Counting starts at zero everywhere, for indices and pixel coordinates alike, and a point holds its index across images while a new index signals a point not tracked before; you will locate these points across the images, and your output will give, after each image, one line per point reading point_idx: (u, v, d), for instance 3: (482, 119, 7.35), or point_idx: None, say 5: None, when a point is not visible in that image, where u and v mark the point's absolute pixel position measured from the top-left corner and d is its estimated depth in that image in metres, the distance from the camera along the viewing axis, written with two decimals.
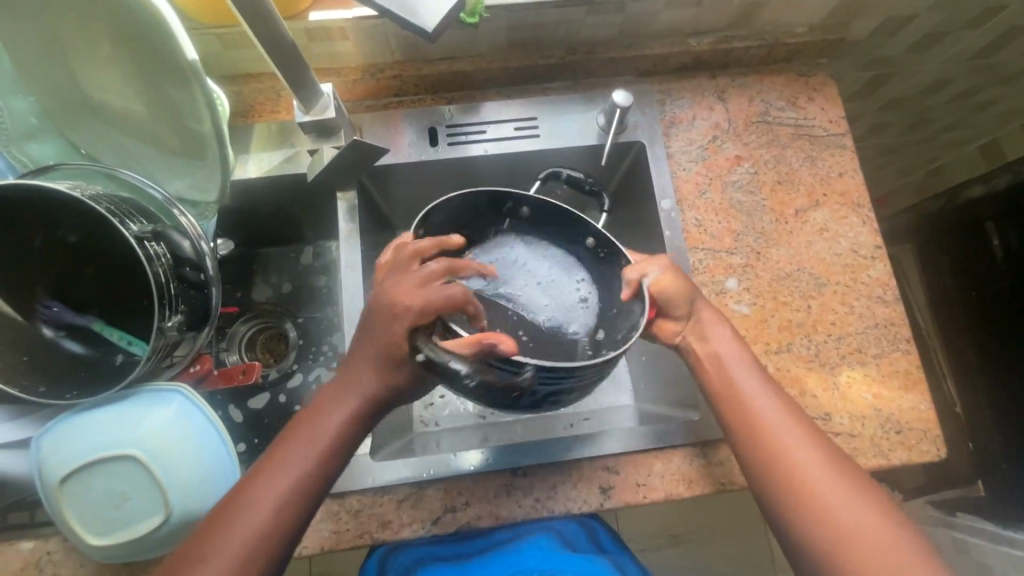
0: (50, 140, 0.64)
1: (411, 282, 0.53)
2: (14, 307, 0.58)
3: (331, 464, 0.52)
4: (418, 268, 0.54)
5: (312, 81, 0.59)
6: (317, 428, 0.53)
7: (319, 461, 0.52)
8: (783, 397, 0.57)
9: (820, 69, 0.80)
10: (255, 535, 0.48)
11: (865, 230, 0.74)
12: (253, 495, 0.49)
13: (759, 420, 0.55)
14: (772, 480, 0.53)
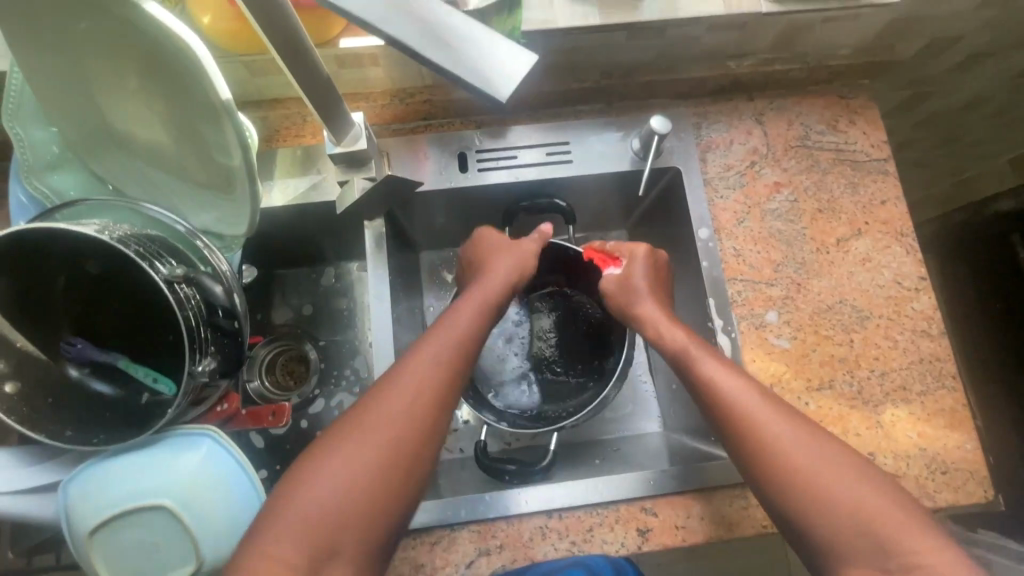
0: (72, 170, 0.61)
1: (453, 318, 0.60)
2: (38, 346, 0.56)
3: (433, 397, 0.54)
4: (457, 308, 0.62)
5: (344, 112, 0.56)
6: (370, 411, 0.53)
7: (377, 445, 0.51)
8: (746, 376, 0.56)
9: (862, 91, 0.77)
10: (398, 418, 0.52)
11: (909, 260, 0.72)
12: (313, 486, 0.49)
13: (728, 398, 0.54)
14: (754, 453, 0.52)
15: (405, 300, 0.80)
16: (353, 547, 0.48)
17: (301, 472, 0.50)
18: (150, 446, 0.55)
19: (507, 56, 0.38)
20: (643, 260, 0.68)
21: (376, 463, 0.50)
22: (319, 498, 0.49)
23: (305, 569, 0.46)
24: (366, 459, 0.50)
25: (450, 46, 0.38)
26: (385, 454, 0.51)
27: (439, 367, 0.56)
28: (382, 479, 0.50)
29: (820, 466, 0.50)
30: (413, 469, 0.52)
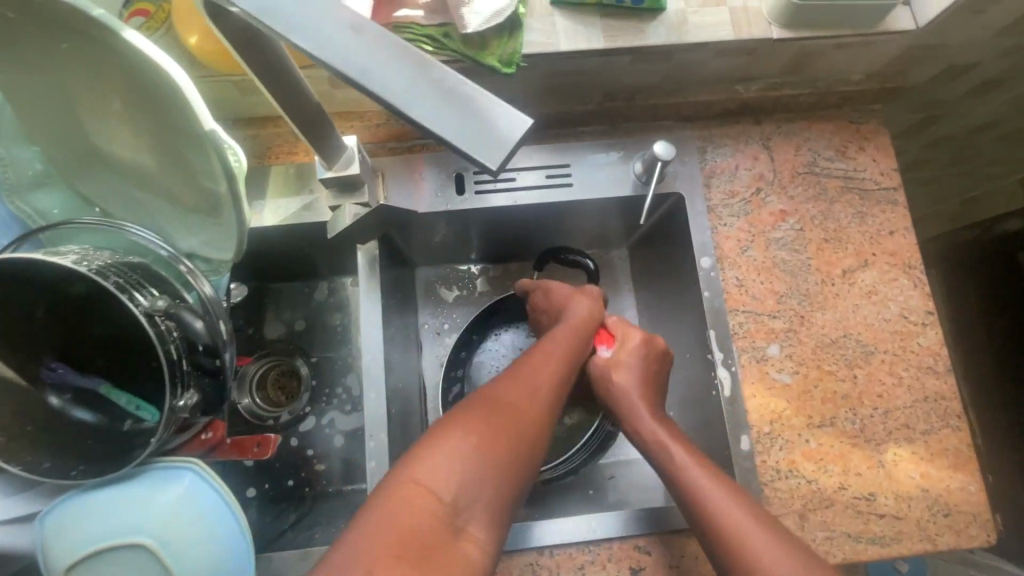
0: (52, 192, 0.59)
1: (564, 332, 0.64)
2: (17, 371, 0.55)
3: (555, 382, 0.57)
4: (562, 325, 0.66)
5: (334, 136, 0.54)
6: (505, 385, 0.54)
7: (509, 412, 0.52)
8: (708, 464, 0.57)
9: (873, 116, 0.75)
10: (530, 395, 0.54)
11: (916, 293, 0.70)
12: (452, 438, 0.49)
13: (687, 490, 0.55)
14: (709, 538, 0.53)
15: (399, 321, 0.78)
16: (480, 518, 0.46)
17: (440, 431, 0.50)
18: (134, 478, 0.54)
19: (501, 119, 0.33)
20: (640, 349, 0.66)
21: (513, 423, 0.51)
22: (457, 446, 0.48)
23: (446, 514, 0.45)
24: (504, 427, 0.50)
25: (439, 105, 0.33)
26: (519, 429, 0.51)
27: (558, 362, 0.59)
28: (515, 450, 0.50)
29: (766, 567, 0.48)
30: (539, 452, 0.52)
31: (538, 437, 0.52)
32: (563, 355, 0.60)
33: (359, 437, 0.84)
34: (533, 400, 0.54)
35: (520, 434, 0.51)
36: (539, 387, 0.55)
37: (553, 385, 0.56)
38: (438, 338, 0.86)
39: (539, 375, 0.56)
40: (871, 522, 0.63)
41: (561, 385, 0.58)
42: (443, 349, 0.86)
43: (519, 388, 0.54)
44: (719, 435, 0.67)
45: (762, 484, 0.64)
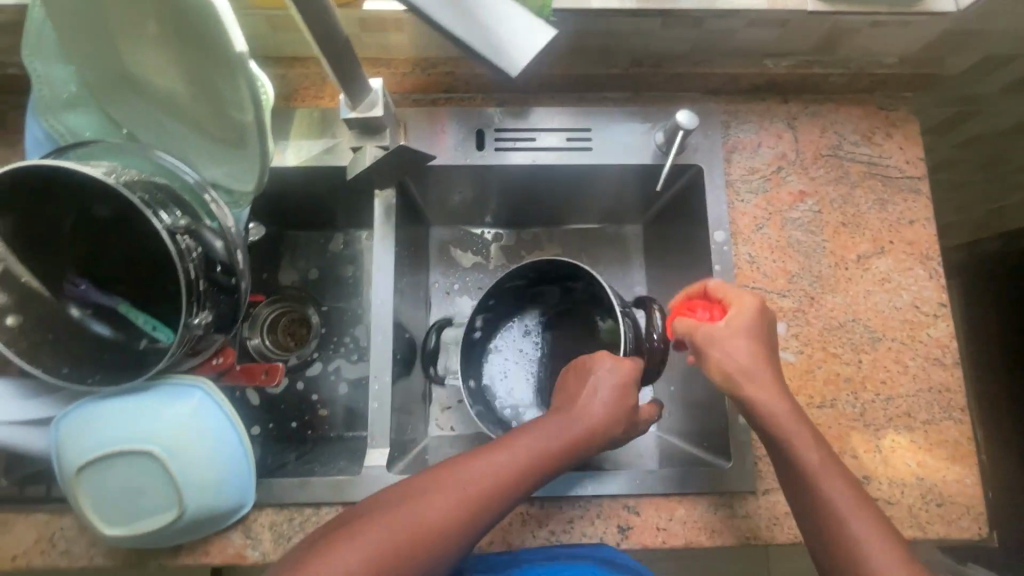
0: (85, 113, 0.61)
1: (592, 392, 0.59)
2: (42, 282, 0.57)
3: (498, 501, 0.52)
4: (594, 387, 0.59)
5: (361, 78, 0.55)
6: (430, 490, 0.51)
7: (418, 534, 0.48)
8: (814, 432, 0.54)
9: (904, 103, 0.74)
10: (461, 511, 0.50)
11: (931, 284, 0.69)
12: (339, 556, 0.46)
13: (796, 464, 0.53)
14: (809, 511, 0.52)
15: (410, 275, 0.79)
16: None
17: (344, 539, 0.48)
18: (129, 393, 0.55)
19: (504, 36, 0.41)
20: (755, 315, 0.57)
21: (412, 544, 0.48)
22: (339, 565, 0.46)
23: None
24: (409, 544, 0.48)
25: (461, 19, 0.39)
26: (427, 549, 0.48)
27: (513, 474, 0.53)
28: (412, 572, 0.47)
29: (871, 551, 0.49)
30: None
31: (446, 559, 0.49)
32: (528, 469, 0.54)
33: (363, 386, 0.86)
34: (462, 518, 0.50)
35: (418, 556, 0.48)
36: (476, 503, 0.51)
37: (495, 502, 0.52)
38: (447, 297, 0.87)
39: (484, 488, 0.51)
40: None
41: (507, 501, 0.52)
42: (451, 308, 0.87)
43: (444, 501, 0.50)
44: (718, 407, 0.68)
45: (756, 458, 0.65)
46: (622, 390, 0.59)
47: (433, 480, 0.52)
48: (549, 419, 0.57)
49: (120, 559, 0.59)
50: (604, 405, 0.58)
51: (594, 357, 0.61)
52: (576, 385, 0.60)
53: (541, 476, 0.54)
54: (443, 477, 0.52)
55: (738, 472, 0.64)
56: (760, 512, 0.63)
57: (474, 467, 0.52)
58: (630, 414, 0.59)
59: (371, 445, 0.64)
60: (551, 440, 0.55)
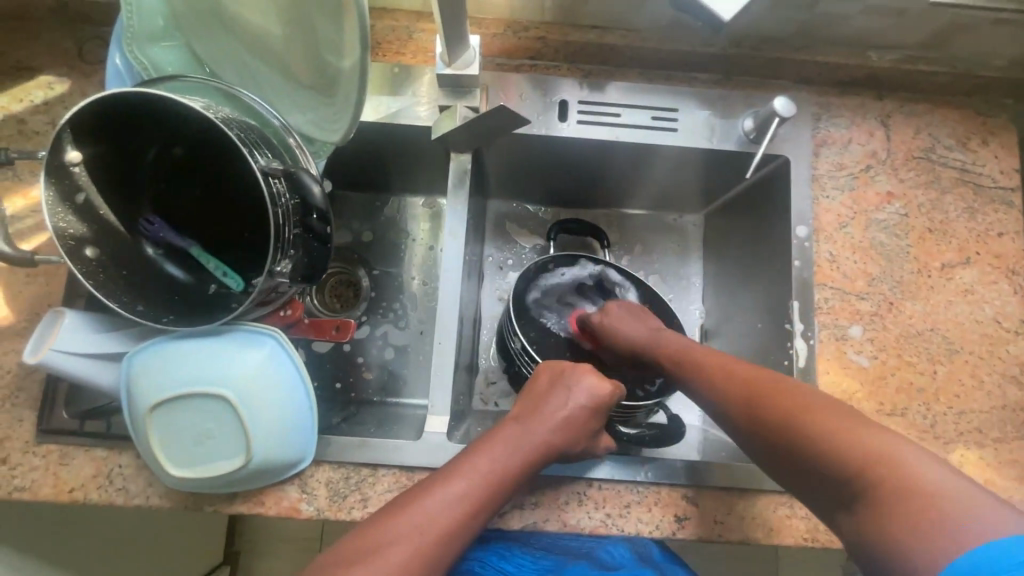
0: (173, 47, 0.59)
1: (557, 404, 0.58)
2: (119, 218, 0.56)
3: (463, 531, 0.49)
4: (567, 399, 0.58)
5: (463, 33, 0.54)
6: (383, 534, 0.46)
7: None
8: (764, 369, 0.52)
9: (1003, 111, 0.71)
10: (424, 554, 0.46)
11: (1015, 300, 0.67)
12: None
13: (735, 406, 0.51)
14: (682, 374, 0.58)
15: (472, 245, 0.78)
16: None
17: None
18: (203, 337, 0.55)
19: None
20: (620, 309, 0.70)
21: None
22: None
23: None
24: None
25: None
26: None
27: (477, 497, 0.50)
28: None
29: (731, 368, 0.53)
30: None
31: None
32: (490, 491, 0.51)
33: (409, 353, 0.85)
34: (426, 562, 0.46)
35: None
36: (439, 543, 0.47)
37: (456, 534, 0.48)
38: (501, 272, 0.85)
39: (445, 520, 0.48)
40: None
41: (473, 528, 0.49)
42: (503, 283, 0.85)
43: (406, 545, 0.46)
44: None
45: None
46: (590, 410, 0.58)
47: (388, 519, 0.48)
48: (498, 436, 0.55)
49: (175, 501, 0.59)
50: (567, 422, 0.57)
51: (575, 372, 0.61)
52: (548, 390, 0.60)
53: (506, 491, 0.52)
54: (398, 511, 0.48)
55: None
56: (820, 515, 0.62)
57: (427, 504, 0.48)
58: (592, 434, 0.59)
59: (431, 411, 0.63)
60: (507, 455, 0.53)
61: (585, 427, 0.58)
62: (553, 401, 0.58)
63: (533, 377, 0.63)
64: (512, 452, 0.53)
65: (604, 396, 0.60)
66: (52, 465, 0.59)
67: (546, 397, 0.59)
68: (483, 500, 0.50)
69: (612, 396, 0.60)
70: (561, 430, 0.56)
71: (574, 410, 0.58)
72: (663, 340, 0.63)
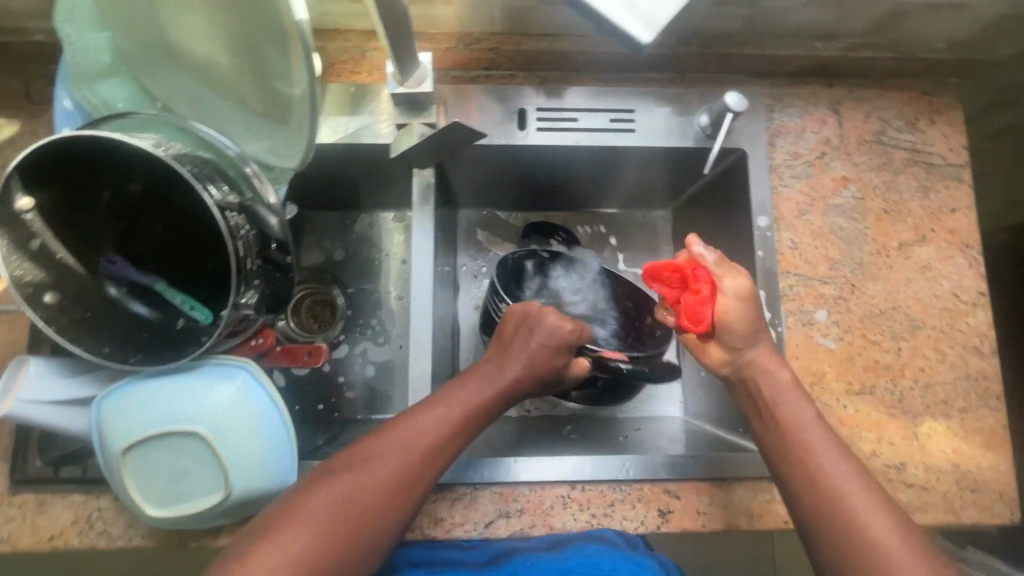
0: (120, 82, 0.58)
1: (523, 341, 0.61)
2: (77, 261, 0.55)
3: (435, 458, 0.53)
4: (533, 332, 0.61)
5: (412, 52, 0.54)
6: (362, 454, 0.51)
7: (365, 498, 0.49)
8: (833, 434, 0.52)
9: (948, 89, 0.73)
10: (406, 476, 0.51)
11: (971, 273, 0.69)
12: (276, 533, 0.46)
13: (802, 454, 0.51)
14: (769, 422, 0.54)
15: (443, 257, 0.78)
16: None
17: (290, 511, 0.48)
18: (174, 373, 0.55)
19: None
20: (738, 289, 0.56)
21: (358, 507, 0.49)
22: (280, 537, 0.46)
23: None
24: (361, 514, 0.49)
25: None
26: (377, 516, 0.49)
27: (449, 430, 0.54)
28: (360, 533, 0.48)
29: (818, 448, 0.51)
30: (389, 531, 0.50)
31: (394, 516, 0.50)
32: (466, 423, 0.56)
33: (390, 368, 0.85)
34: (408, 480, 0.51)
35: (360, 517, 0.49)
36: (421, 466, 0.52)
37: (429, 460, 0.53)
38: (476, 280, 0.86)
39: (419, 447, 0.53)
40: (899, 490, 0.64)
41: (446, 458, 0.54)
42: (478, 291, 0.85)
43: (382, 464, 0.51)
44: None
45: None
46: (552, 348, 0.62)
47: (367, 445, 0.52)
48: (473, 372, 0.59)
49: (159, 540, 0.58)
50: (531, 359, 0.61)
51: (538, 312, 0.63)
52: (514, 333, 0.62)
53: (475, 428, 0.57)
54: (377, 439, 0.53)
55: None
56: None
57: (408, 428, 0.53)
58: (559, 369, 0.63)
59: None
60: (482, 389, 0.58)
61: (548, 364, 0.61)
62: (519, 334, 0.62)
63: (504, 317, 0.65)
64: (482, 390, 0.58)
65: (568, 333, 0.63)
66: (29, 514, 0.58)
67: (514, 335, 0.62)
68: (457, 436, 0.55)
69: (574, 336, 0.63)
70: (530, 363, 0.60)
71: (540, 349, 0.61)
72: (762, 365, 0.56)
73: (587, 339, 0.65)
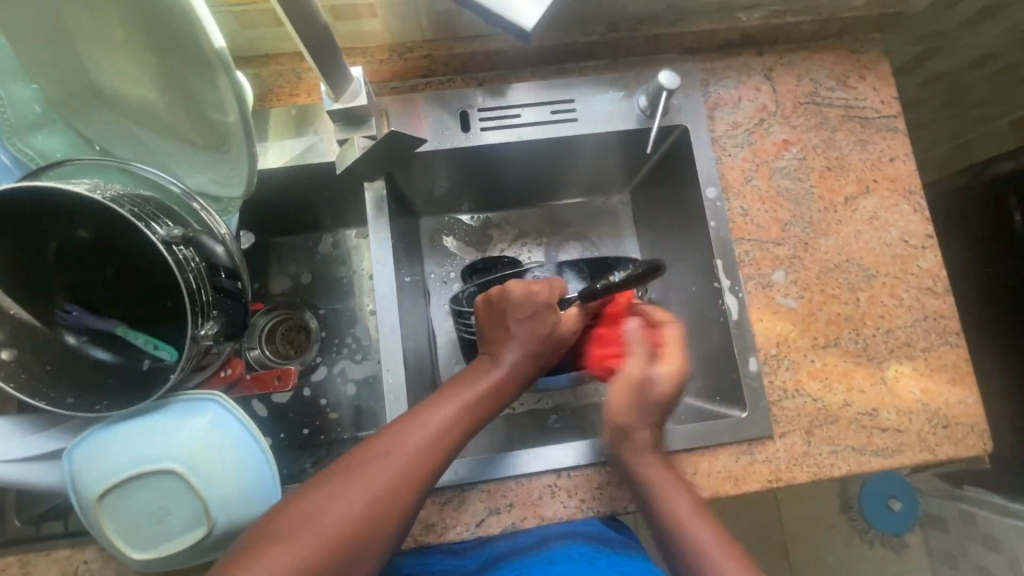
0: (58, 132, 0.58)
1: (498, 323, 0.61)
2: (33, 315, 0.55)
3: (432, 462, 0.53)
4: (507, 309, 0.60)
5: (342, 67, 0.56)
6: (361, 463, 0.51)
7: (366, 508, 0.49)
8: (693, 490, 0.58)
9: (872, 45, 0.76)
10: (388, 495, 0.50)
11: (916, 217, 0.71)
12: (276, 552, 0.46)
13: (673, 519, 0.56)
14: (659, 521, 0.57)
15: (407, 268, 0.78)
16: None
17: (290, 531, 0.47)
18: (142, 414, 0.54)
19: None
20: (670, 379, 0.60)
21: (358, 518, 0.49)
22: (282, 555, 0.45)
23: None
24: (341, 535, 0.48)
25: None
26: (372, 530, 0.49)
27: (445, 432, 0.55)
28: (360, 546, 0.48)
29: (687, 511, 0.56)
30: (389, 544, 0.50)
31: (393, 526, 0.50)
32: (452, 434, 0.55)
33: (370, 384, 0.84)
34: (403, 490, 0.51)
35: (360, 529, 0.48)
36: (404, 481, 0.51)
37: (427, 466, 0.53)
38: (445, 286, 0.86)
39: (417, 454, 0.53)
40: (875, 435, 0.66)
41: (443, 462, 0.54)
42: (449, 296, 0.86)
43: (382, 472, 0.51)
44: (726, 358, 0.70)
45: (770, 404, 0.66)
46: (529, 315, 0.60)
47: (366, 455, 0.52)
48: (460, 380, 0.59)
49: None
50: (518, 342, 0.60)
51: (500, 291, 0.61)
52: (496, 326, 0.61)
53: (469, 428, 0.57)
54: (376, 449, 0.53)
55: (756, 419, 0.65)
56: (780, 456, 0.65)
57: (405, 435, 0.54)
58: (548, 344, 0.61)
59: None
60: (468, 397, 0.57)
61: (534, 334, 0.60)
62: (490, 313, 0.62)
63: (475, 311, 0.64)
64: (476, 391, 0.58)
65: (538, 295, 0.60)
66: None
67: (490, 319, 0.62)
68: (452, 437, 0.55)
69: (541, 291, 0.61)
70: (513, 341, 0.60)
71: (517, 329, 0.60)
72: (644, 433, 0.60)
73: (563, 290, 0.62)
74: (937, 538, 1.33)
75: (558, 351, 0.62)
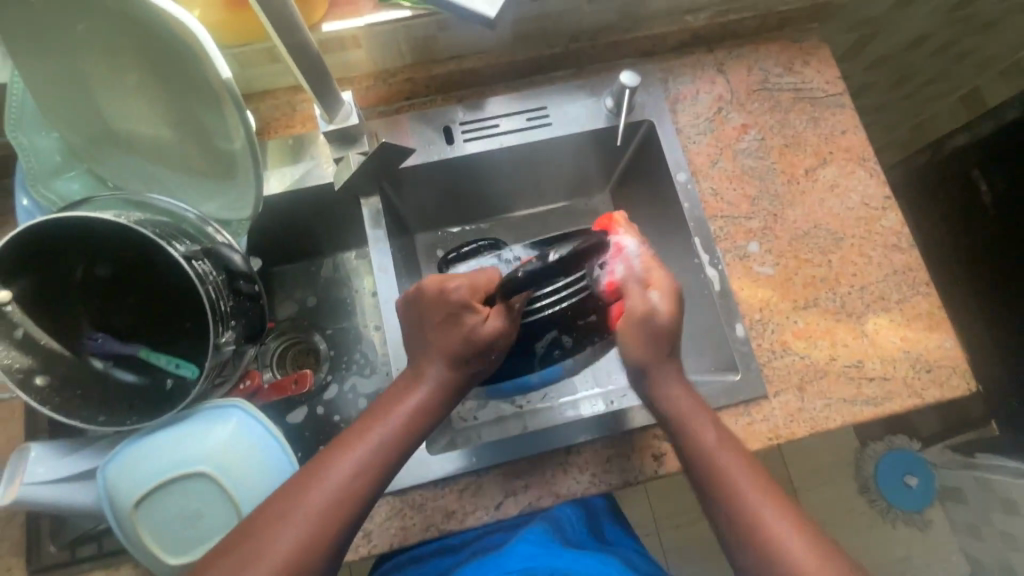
0: (77, 176, 0.64)
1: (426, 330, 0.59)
2: (61, 343, 0.58)
3: (374, 480, 0.54)
4: (435, 316, 0.58)
5: (334, 92, 0.61)
6: (297, 499, 0.51)
7: (306, 542, 0.50)
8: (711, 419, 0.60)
9: (811, 34, 0.83)
10: (293, 564, 0.49)
11: (874, 182, 0.77)
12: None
13: (698, 449, 0.58)
14: (708, 488, 0.56)
15: (407, 278, 0.83)
16: None
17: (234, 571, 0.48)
18: (167, 426, 0.58)
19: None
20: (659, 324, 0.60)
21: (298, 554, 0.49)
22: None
23: None
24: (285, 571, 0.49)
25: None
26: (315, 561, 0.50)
27: (382, 452, 0.55)
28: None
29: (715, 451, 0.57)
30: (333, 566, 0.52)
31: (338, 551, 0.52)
32: (369, 476, 0.54)
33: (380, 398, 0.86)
34: (343, 517, 0.52)
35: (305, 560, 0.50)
36: (328, 520, 0.51)
37: (367, 490, 0.54)
38: None
39: (354, 482, 0.53)
40: (864, 386, 0.69)
41: (380, 480, 0.55)
42: None
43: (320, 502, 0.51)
44: (716, 328, 0.73)
45: (761, 365, 0.70)
46: (444, 318, 0.58)
47: (302, 487, 0.52)
48: (369, 418, 0.57)
49: None
50: (440, 350, 0.58)
51: (418, 293, 0.60)
52: (420, 331, 0.59)
53: (413, 441, 0.57)
54: (309, 481, 0.53)
55: (749, 382, 0.69)
56: (777, 415, 0.68)
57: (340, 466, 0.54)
58: (474, 354, 0.58)
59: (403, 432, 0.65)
60: (381, 437, 0.56)
61: (451, 341, 0.58)
62: (416, 316, 0.60)
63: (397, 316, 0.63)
64: (420, 406, 0.58)
65: (454, 293, 0.57)
66: None
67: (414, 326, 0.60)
68: (391, 454, 0.56)
69: (457, 289, 0.58)
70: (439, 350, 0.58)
71: (445, 335, 0.58)
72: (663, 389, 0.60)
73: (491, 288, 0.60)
74: (958, 510, 1.33)
75: (488, 356, 0.59)
